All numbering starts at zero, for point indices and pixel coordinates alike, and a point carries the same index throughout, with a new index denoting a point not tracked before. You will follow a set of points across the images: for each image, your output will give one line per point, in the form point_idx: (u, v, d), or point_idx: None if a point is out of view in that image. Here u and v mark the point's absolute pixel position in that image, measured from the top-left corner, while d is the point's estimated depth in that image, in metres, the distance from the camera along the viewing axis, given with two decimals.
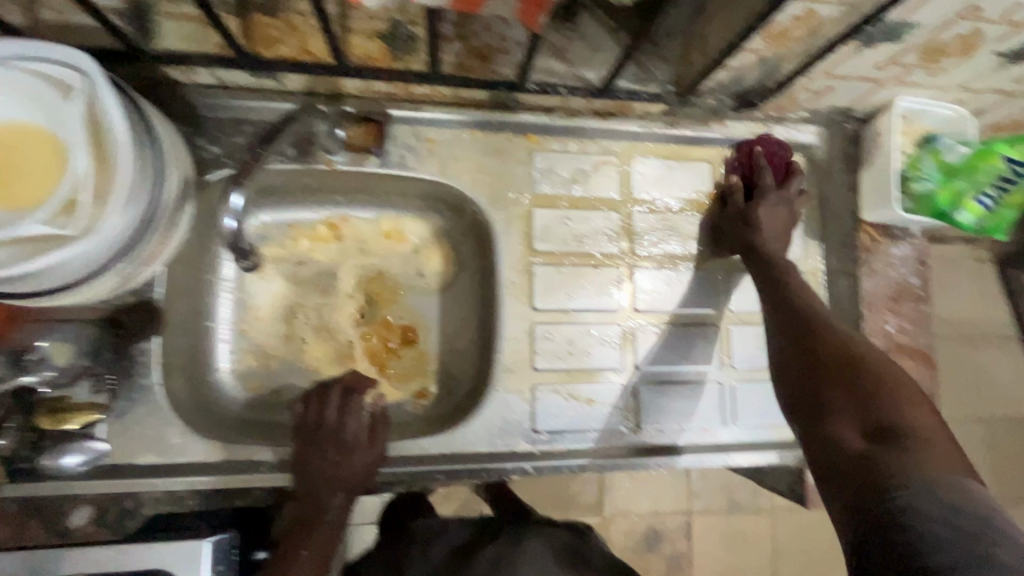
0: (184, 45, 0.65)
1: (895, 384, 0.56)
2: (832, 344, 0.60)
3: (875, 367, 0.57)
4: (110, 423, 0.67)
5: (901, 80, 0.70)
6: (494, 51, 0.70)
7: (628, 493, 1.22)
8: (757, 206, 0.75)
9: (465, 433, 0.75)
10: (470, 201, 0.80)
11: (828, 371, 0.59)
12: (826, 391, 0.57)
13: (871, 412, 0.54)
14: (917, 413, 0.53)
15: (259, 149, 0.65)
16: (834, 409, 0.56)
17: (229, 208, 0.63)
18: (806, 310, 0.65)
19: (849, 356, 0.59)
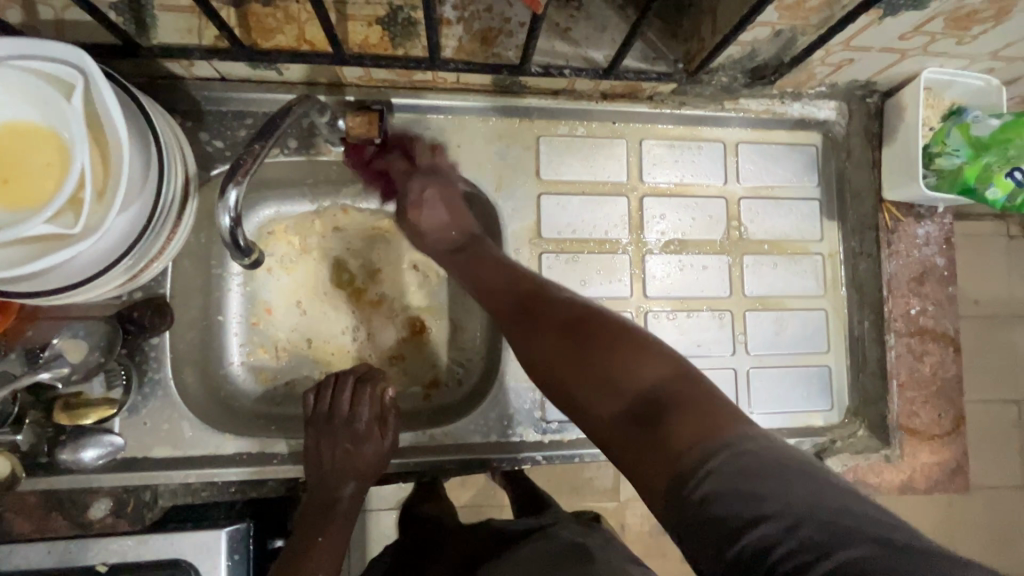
0: (182, 37, 0.65)
1: (609, 343, 0.51)
2: (561, 314, 0.57)
3: (598, 335, 0.53)
4: (125, 418, 0.68)
5: (927, 49, 0.67)
6: (495, 33, 0.68)
7: None
8: (418, 213, 0.76)
9: (475, 422, 0.75)
10: (474, 189, 0.78)
11: (575, 346, 0.53)
12: (568, 376, 0.52)
13: (596, 376, 0.50)
14: (636, 364, 0.49)
15: (256, 145, 0.59)
16: (614, 372, 0.49)
17: (224, 208, 0.58)
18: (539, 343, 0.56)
19: (580, 328, 0.54)
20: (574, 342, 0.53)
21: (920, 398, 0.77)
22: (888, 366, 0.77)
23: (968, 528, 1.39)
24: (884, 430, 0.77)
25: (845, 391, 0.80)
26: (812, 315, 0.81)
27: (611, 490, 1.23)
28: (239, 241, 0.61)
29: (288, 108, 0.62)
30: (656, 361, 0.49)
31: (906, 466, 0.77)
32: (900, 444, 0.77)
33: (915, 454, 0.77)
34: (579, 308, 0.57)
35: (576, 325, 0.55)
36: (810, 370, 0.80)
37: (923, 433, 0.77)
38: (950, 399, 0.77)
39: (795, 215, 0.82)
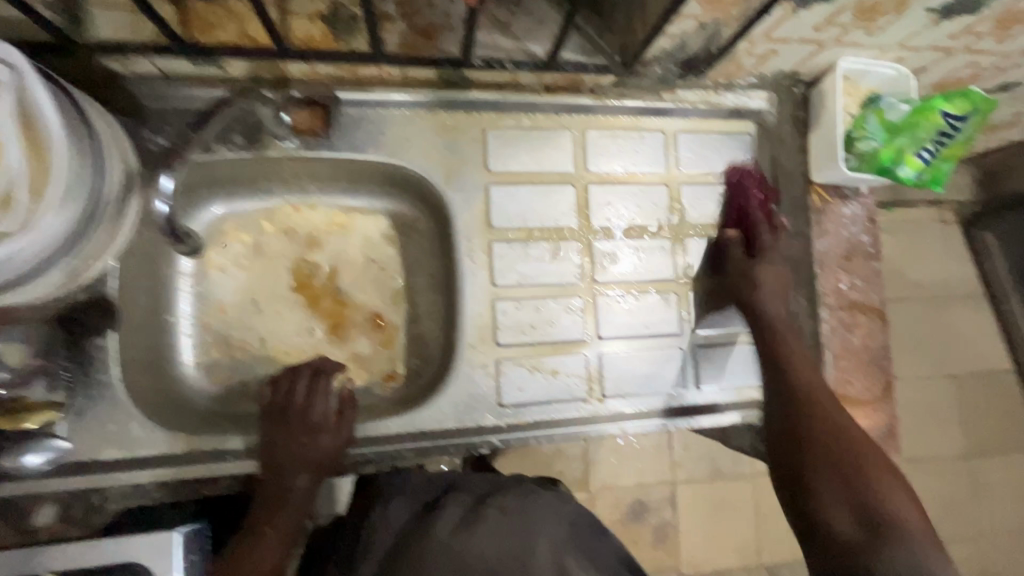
0: (118, 33, 0.64)
1: (852, 458, 0.62)
2: (817, 423, 0.67)
3: (846, 458, 0.63)
4: (70, 421, 0.66)
5: (841, 40, 0.72)
6: (438, 28, 0.70)
7: (612, 467, 1.27)
8: (759, 265, 0.79)
9: (431, 412, 0.76)
10: (425, 181, 0.80)
11: (834, 453, 0.63)
12: (818, 484, 0.62)
13: (841, 478, 0.61)
14: (887, 492, 0.59)
15: (190, 136, 0.64)
16: (860, 486, 0.60)
17: (160, 194, 0.61)
18: (819, 422, 0.67)
19: (824, 437, 0.65)
20: (835, 444, 0.64)
21: (851, 366, 0.82)
22: (822, 340, 0.82)
23: None
24: None
25: None
26: None
27: (580, 479, 1.26)
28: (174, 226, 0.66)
29: (230, 100, 0.66)
30: (907, 496, 0.59)
31: None
32: None
33: (850, 420, 0.82)
34: (834, 419, 0.66)
35: (791, 358, 0.74)
36: (754, 347, 0.85)
37: (857, 399, 0.82)
38: (881, 367, 0.82)
39: (733, 200, 0.86)
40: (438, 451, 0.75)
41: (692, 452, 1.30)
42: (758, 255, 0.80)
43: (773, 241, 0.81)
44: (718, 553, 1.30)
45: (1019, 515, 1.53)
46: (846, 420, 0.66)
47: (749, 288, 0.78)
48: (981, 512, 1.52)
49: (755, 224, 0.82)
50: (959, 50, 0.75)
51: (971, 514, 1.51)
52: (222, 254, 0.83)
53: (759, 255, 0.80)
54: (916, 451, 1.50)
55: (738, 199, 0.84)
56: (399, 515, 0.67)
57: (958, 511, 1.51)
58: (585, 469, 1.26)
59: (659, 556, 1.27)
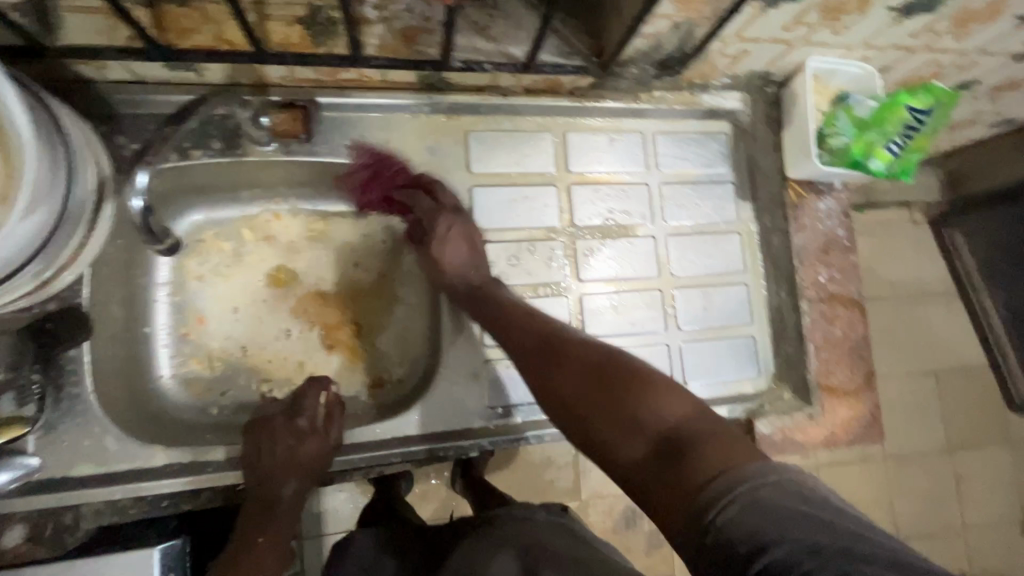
0: (92, 39, 0.63)
1: (624, 377, 0.53)
2: (577, 347, 0.58)
3: (615, 387, 0.52)
4: (40, 436, 0.64)
5: (808, 39, 0.74)
6: (416, 31, 0.70)
7: (603, 476, 1.31)
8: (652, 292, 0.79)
9: (421, 414, 0.75)
10: (407, 183, 0.80)
11: (572, 367, 0.57)
12: (581, 403, 0.54)
13: (614, 419, 0.51)
14: (659, 402, 0.50)
15: (166, 130, 0.65)
16: (643, 397, 0.50)
17: (134, 188, 0.63)
18: (561, 381, 0.56)
19: (579, 355, 0.57)
20: (580, 347, 0.58)
21: (834, 357, 0.83)
22: (804, 331, 0.83)
23: (903, 493, 1.51)
24: (805, 391, 0.83)
25: (770, 358, 0.86)
26: (735, 288, 0.87)
27: (571, 488, 1.30)
28: (151, 224, 0.66)
29: (203, 98, 0.68)
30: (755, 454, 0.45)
31: (827, 422, 0.83)
32: (820, 402, 0.82)
33: (834, 410, 0.82)
34: (592, 345, 0.58)
35: (506, 314, 0.67)
36: (739, 342, 0.85)
37: (840, 389, 0.83)
38: (861, 357, 0.84)
39: (711, 198, 0.88)
40: (421, 457, 0.73)
41: None
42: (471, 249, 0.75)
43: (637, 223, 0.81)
44: None
45: (1005, 508, 1.56)
46: (586, 334, 0.60)
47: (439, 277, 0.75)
48: (967, 507, 1.54)
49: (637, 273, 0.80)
50: (920, 49, 0.78)
51: (958, 509, 1.54)
52: (201, 262, 0.82)
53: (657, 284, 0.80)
54: (902, 448, 1.52)
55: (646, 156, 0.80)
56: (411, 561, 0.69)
57: (945, 507, 1.53)
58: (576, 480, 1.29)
59: (653, 563, 1.31)
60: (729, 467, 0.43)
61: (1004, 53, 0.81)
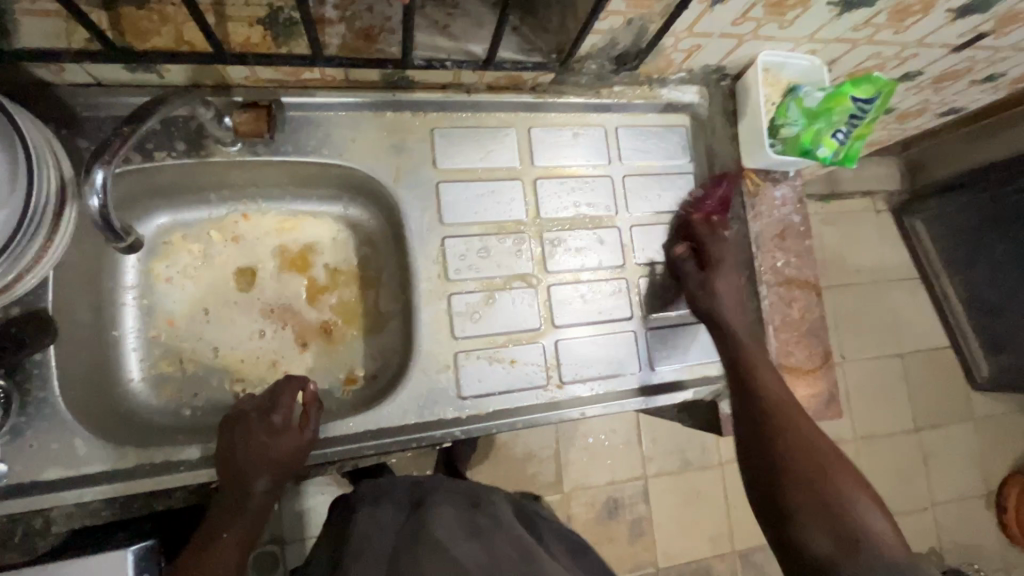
0: (47, 42, 0.63)
1: (816, 474, 0.64)
2: (798, 442, 0.67)
3: (819, 459, 0.65)
4: (7, 442, 0.63)
5: (757, 34, 0.77)
6: (377, 30, 0.72)
7: (584, 466, 1.36)
8: (714, 277, 0.81)
9: (395, 407, 0.76)
10: (374, 180, 0.81)
11: (812, 460, 0.65)
12: (794, 492, 0.64)
13: (816, 504, 0.62)
14: (861, 513, 0.61)
15: (124, 129, 0.60)
16: (851, 498, 0.62)
17: (90, 187, 0.58)
18: (798, 438, 0.67)
19: (799, 445, 0.67)
20: (819, 449, 0.66)
21: (793, 338, 0.86)
22: (764, 313, 0.86)
23: (873, 472, 1.56)
24: None
25: None
26: None
27: (554, 480, 1.34)
28: (110, 221, 0.60)
29: (162, 99, 0.64)
30: (866, 495, 0.63)
31: None
32: (781, 381, 0.85)
33: (795, 387, 0.86)
34: (803, 427, 0.68)
35: (752, 369, 0.74)
36: (702, 326, 0.88)
37: (800, 368, 0.86)
38: (819, 337, 0.87)
39: (673, 189, 0.91)
40: (399, 446, 0.75)
41: (658, 445, 1.41)
42: (708, 267, 0.82)
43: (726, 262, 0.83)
44: (690, 541, 1.39)
45: (969, 482, 1.63)
46: (819, 436, 0.68)
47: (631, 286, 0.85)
48: (934, 483, 1.61)
49: (708, 243, 0.84)
50: (863, 41, 0.82)
51: (926, 486, 1.60)
52: (170, 264, 0.82)
53: (712, 267, 0.82)
54: (870, 429, 1.58)
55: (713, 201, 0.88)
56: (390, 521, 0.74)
57: (913, 484, 1.59)
58: (558, 471, 1.35)
59: (636, 551, 1.36)
60: (844, 516, 0.61)
61: (942, 43, 0.86)
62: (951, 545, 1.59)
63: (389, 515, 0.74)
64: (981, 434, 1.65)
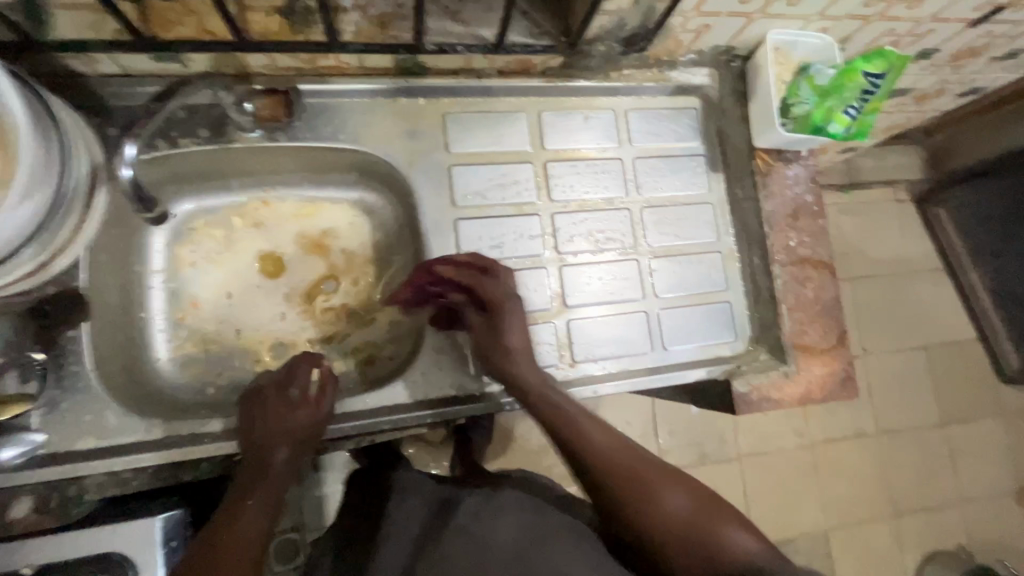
0: (82, 33, 0.67)
1: (623, 476, 0.64)
2: (590, 449, 0.66)
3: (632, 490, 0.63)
4: (43, 413, 0.66)
5: (766, 12, 0.78)
6: (390, 17, 0.74)
7: None
8: (508, 330, 0.74)
9: (411, 384, 0.78)
10: (389, 164, 0.83)
11: (610, 468, 0.65)
12: (609, 509, 0.64)
13: (624, 513, 0.63)
14: (666, 501, 0.62)
15: (153, 107, 0.64)
16: (649, 501, 0.62)
17: (122, 160, 0.62)
18: (592, 453, 0.66)
19: (590, 448, 0.67)
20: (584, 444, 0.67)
21: (807, 318, 0.86)
22: (777, 293, 0.86)
23: (894, 466, 1.53)
24: (780, 350, 0.85)
25: (745, 321, 0.89)
26: (710, 256, 0.90)
27: (568, 471, 1.35)
28: (142, 194, 0.67)
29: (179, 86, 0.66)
30: (689, 493, 0.63)
31: (803, 380, 0.85)
32: (795, 360, 0.85)
33: (810, 367, 0.85)
34: (590, 441, 0.67)
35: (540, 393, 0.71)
36: (715, 307, 0.88)
37: (815, 348, 0.85)
38: (834, 317, 0.87)
39: (684, 171, 0.91)
40: (412, 424, 0.76)
41: (676, 439, 1.42)
42: (489, 317, 0.75)
43: (500, 288, 0.75)
44: None
45: (997, 477, 1.58)
46: (604, 438, 0.67)
47: (507, 372, 0.73)
48: (960, 479, 1.57)
49: (473, 287, 0.76)
50: (875, 17, 0.81)
51: (951, 480, 1.56)
52: (193, 249, 0.85)
53: (490, 315, 0.75)
54: (893, 422, 1.55)
55: (454, 265, 0.77)
56: (414, 510, 0.75)
57: (937, 479, 1.55)
58: None
59: None
60: (665, 523, 0.61)
61: (958, 18, 0.85)
62: (978, 542, 1.54)
63: (413, 502, 0.76)
64: (1009, 428, 1.61)
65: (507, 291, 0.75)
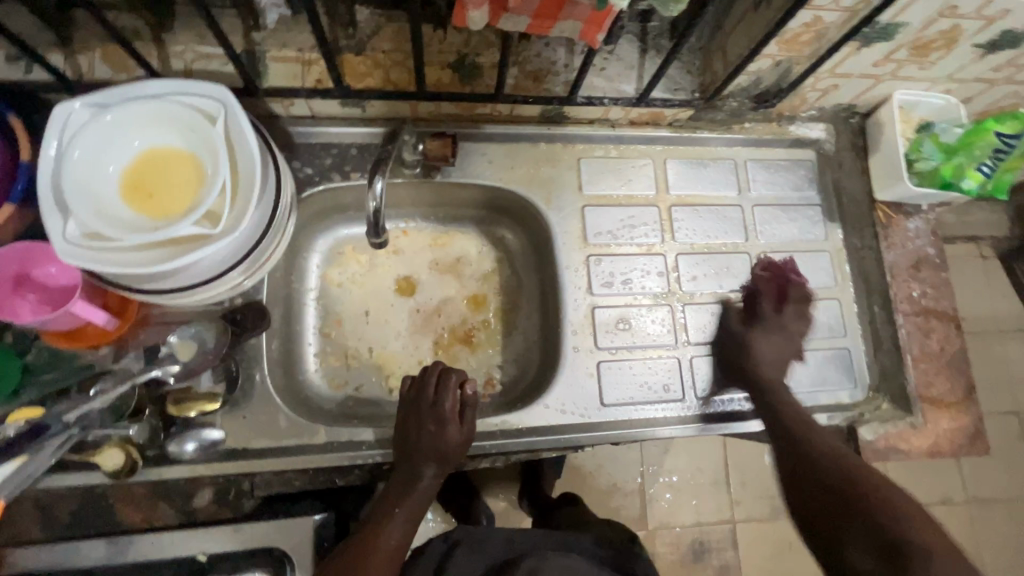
0: (288, 81, 0.78)
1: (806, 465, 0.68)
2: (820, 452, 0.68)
3: (857, 497, 0.61)
4: (226, 412, 0.73)
5: (896, 74, 0.82)
6: (545, 73, 0.82)
7: (670, 505, 1.35)
8: (755, 333, 0.82)
9: (766, 343, 0.82)
10: (528, 203, 0.90)
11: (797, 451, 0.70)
12: (821, 476, 0.66)
13: (834, 497, 0.62)
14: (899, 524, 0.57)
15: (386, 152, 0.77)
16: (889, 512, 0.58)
17: (371, 193, 0.74)
18: (813, 451, 0.69)
19: (802, 449, 0.70)
20: (833, 456, 0.67)
21: (933, 369, 0.86)
22: (901, 342, 0.87)
23: (988, 539, 1.45)
24: (905, 401, 0.86)
25: (866, 370, 0.89)
26: (830, 302, 0.92)
27: (639, 515, 1.34)
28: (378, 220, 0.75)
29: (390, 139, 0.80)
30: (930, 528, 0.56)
31: (930, 433, 0.85)
32: (923, 412, 0.85)
33: (937, 420, 0.84)
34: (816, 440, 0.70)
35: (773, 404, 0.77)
36: (836, 353, 0.89)
37: (941, 401, 0.85)
38: (960, 369, 0.86)
39: (802, 219, 0.94)
40: (745, 365, 0.81)
41: (748, 489, 1.37)
42: (756, 325, 0.83)
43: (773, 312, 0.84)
44: None
45: None
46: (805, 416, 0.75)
47: (749, 364, 0.81)
48: None
49: (767, 296, 0.86)
50: (1001, 81, 0.85)
51: None
52: (341, 272, 0.93)
53: (755, 324, 0.84)
54: (983, 490, 1.47)
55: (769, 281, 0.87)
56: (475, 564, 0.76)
57: None
58: (643, 507, 1.34)
59: None
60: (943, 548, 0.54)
61: None
62: None
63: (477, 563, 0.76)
64: None
65: (776, 313, 0.84)
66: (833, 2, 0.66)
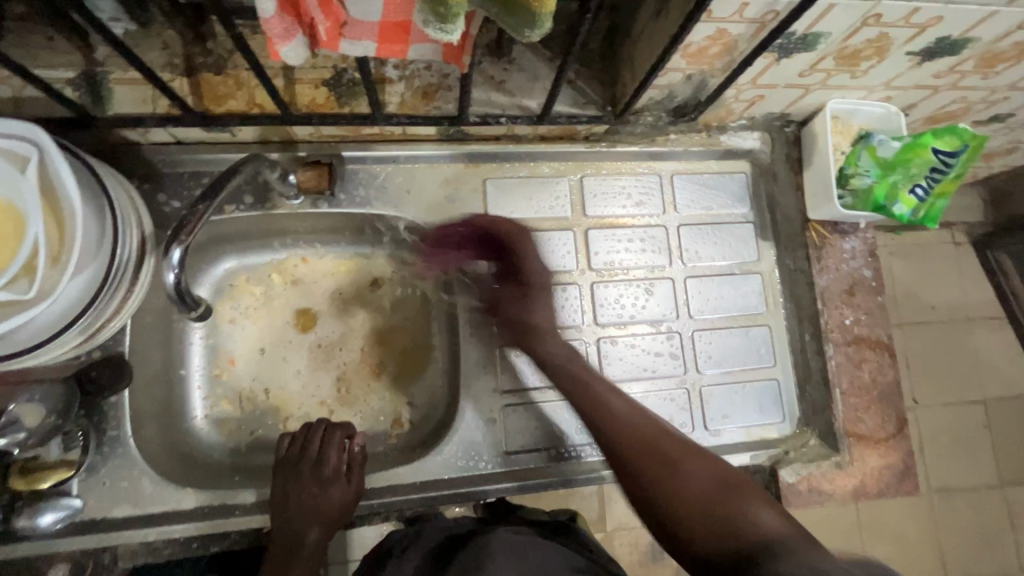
0: (135, 106, 0.69)
1: (655, 457, 0.63)
2: (616, 430, 0.67)
3: (657, 445, 0.64)
4: (83, 479, 0.69)
5: (826, 83, 0.74)
6: (434, 88, 0.74)
7: (629, 505, 1.07)
8: (528, 307, 0.78)
9: (538, 312, 0.78)
10: (427, 231, 0.82)
11: (645, 438, 0.65)
12: (661, 494, 0.60)
13: (658, 463, 0.62)
14: (685, 479, 0.60)
15: (200, 206, 0.62)
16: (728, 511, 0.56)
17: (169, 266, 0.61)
18: (614, 420, 0.68)
19: (589, 404, 0.70)
20: (605, 410, 0.69)
21: (863, 403, 0.82)
22: (831, 375, 0.82)
23: None
24: (833, 437, 0.82)
25: (794, 403, 0.85)
26: (759, 329, 0.85)
27: (596, 520, 1.05)
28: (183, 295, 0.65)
29: (235, 168, 0.66)
30: (707, 474, 0.61)
31: (858, 471, 0.82)
32: (849, 450, 0.81)
33: (864, 458, 0.81)
34: (615, 411, 0.69)
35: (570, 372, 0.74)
36: (761, 385, 0.84)
37: (870, 438, 0.81)
38: (892, 403, 0.83)
39: (732, 238, 0.87)
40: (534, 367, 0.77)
41: None
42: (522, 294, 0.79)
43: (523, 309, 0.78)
44: None
45: None
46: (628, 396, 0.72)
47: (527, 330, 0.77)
48: None
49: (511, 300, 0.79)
50: (946, 87, 0.76)
51: None
52: (232, 302, 0.85)
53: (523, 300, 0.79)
54: (947, 479, 1.19)
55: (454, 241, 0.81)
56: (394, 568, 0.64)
57: None
58: (601, 509, 1.06)
59: None
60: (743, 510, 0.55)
61: None
62: None
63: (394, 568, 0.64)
64: None
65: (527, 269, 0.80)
66: (735, 14, 0.57)
